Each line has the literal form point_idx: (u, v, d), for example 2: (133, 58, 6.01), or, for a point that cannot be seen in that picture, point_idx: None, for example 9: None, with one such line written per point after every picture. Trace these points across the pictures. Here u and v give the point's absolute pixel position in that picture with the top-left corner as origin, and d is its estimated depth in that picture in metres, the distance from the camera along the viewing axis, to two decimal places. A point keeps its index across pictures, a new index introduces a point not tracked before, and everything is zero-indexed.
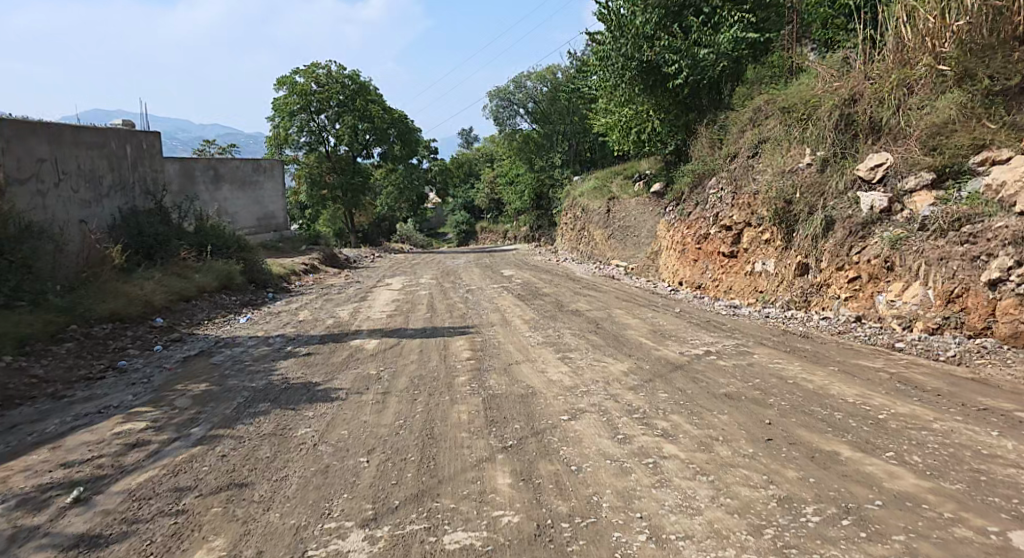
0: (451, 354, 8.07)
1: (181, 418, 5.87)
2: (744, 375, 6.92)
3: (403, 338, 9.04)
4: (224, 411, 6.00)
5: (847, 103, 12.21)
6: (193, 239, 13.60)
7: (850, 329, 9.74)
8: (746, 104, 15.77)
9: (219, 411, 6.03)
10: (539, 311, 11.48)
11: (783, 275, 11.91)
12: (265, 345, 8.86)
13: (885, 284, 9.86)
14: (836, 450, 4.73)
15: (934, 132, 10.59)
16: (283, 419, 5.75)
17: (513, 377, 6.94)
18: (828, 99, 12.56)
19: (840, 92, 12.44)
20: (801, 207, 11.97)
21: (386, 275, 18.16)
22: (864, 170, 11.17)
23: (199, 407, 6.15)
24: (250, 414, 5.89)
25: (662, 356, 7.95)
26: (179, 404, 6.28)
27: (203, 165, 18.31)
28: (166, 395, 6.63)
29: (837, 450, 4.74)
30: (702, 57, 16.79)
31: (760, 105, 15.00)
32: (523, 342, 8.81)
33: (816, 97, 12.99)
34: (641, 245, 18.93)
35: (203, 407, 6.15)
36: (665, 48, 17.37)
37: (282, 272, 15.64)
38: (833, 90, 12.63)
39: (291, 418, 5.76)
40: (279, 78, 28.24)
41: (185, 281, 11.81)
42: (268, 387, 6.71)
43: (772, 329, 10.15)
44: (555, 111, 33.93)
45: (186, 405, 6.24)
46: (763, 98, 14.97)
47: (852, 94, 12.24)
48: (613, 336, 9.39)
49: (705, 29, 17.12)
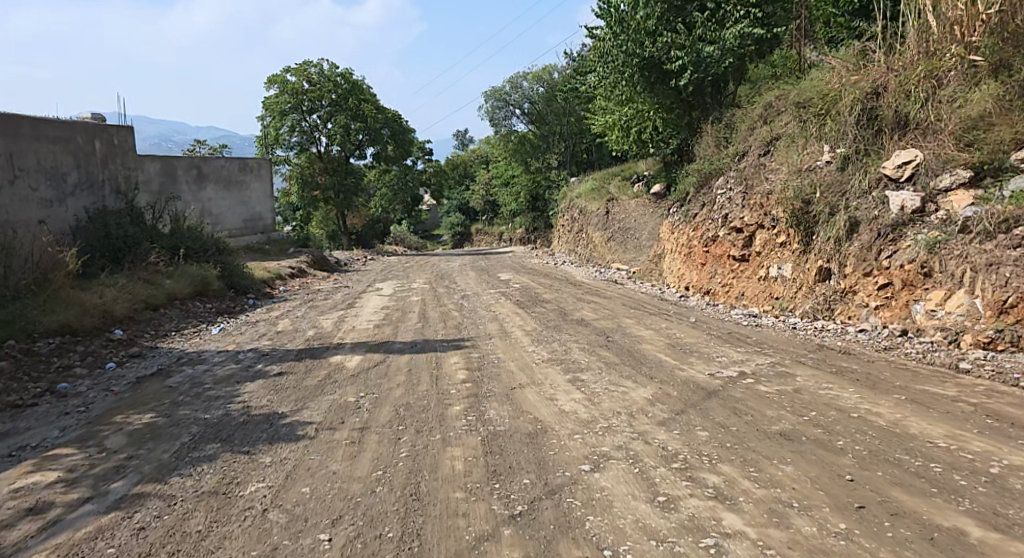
0: (443, 374, 6.92)
1: (104, 467, 4.75)
2: (794, 405, 5.77)
3: (391, 354, 7.89)
4: (162, 456, 4.87)
5: (869, 96, 11.06)
6: (167, 242, 12.29)
7: (892, 341, 8.52)
8: (755, 102, 14.64)
9: (155, 456, 4.88)
10: (540, 320, 10.34)
11: (801, 280, 10.76)
12: (233, 362, 7.66)
13: (921, 291, 8.75)
14: (961, 529, 3.66)
15: (967, 127, 9.56)
16: (232, 469, 4.61)
17: (515, 406, 5.79)
18: (849, 92, 11.42)
19: (860, 85, 11.30)
20: (821, 206, 10.81)
21: (375, 278, 17.02)
22: (891, 168, 10.09)
23: (132, 450, 5.02)
24: (192, 460, 4.77)
25: (690, 379, 6.78)
26: (109, 444, 5.16)
27: (187, 164, 17.11)
28: (98, 432, 5.48)
29: (962, 529, 3.67)
30: (706, 53, 15.61)
31: (770, 101, 13.90)
32: (527, 359, 7.68)
33: (835, 90, 11.85)
34: (642, 248, 17.74)
35: (136, 450, 5.02)
36: (669, 43, 16.08)
37: (264, 276, 14.47)
38: (852, 84, 11.51)
39: (241, 468, 4.61)
40: (269, 76, 27.07)
41: (153, 287, 10.64)
42: (223, 420, 5.54)
43: (801, 344, 8.95)
44: (552, 111, 32.80)
45: (118, 447, 5.11)
46: (775, 94, 13.87)
47: (874, 86, 11.07)
48: (628, 351, 8.24)
49: (711, 25, 15.98)
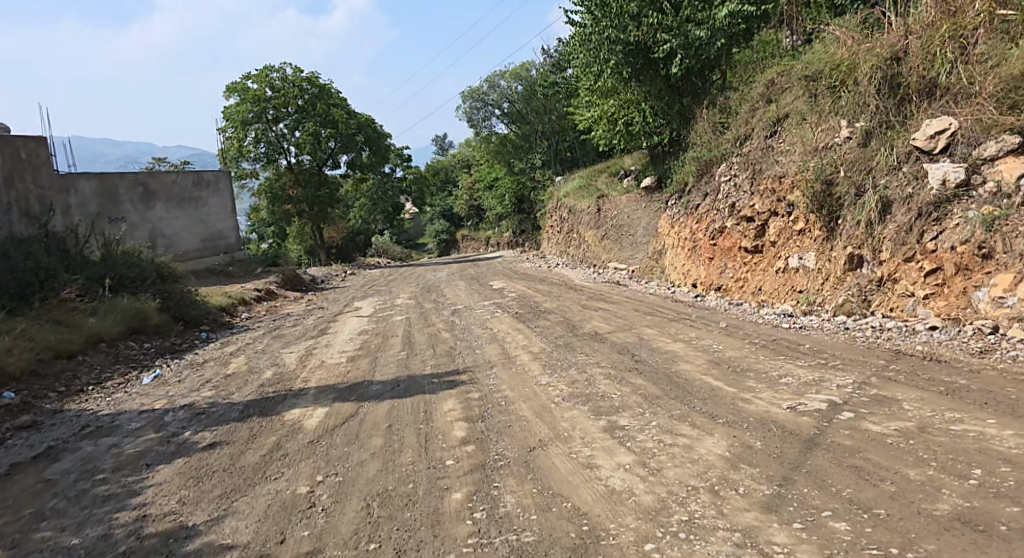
0: (434, 432, 5.11)
1: None
2: (939, 457, 4.14)
3: (363, 402, 6.06)
4: None
5: (889, 62, 9.17)
6: (95, 272, 10.20)
7: (983, 342, 6.62)
8: (755, 82, 12.79)
9: None
10: (548, 338, 8.46)
11: (828, 270, 8.98)
12: (153, 429, 5.76)
13: (981, 276, 7.10)
14: None
15: (1011, 85, 7.71)
16: None
17: (542, 484, 4.06)
18: (863, 61, 9.52)
19: (876, 51, 9.39)
20: (846, 188, 9.06)
21: (355, 296, 15.10)
22: (922, 140, 8.25)
23: None
24: None
25: (769, 418, 5.02)
26: None
27: (130, 182, 15.25)
28: None
29: None
30: (694, 35, 13.86)
31: (772, 79, 12.08)
32: (543, 398, 5.87)
33: (847, 60, 9.88)
34: (639, 244, 15.93)
35: None
36: (654, 26, 14.34)
37: (223, 303, 12.50)
38: (866, 50, 9.56)
39: None
40: (230, 84, 25.19)
41: (68, 330, 8.63)
42: (93, 551, 3.82)
43: (865, 349, 7.06)
44: (532, 110, 30.60)
45: None
46: (777, 71, 12.05)
47: (894, 51, 9.18)
48: (665, 377, 6.47)
49: (698, 4, 13.98)
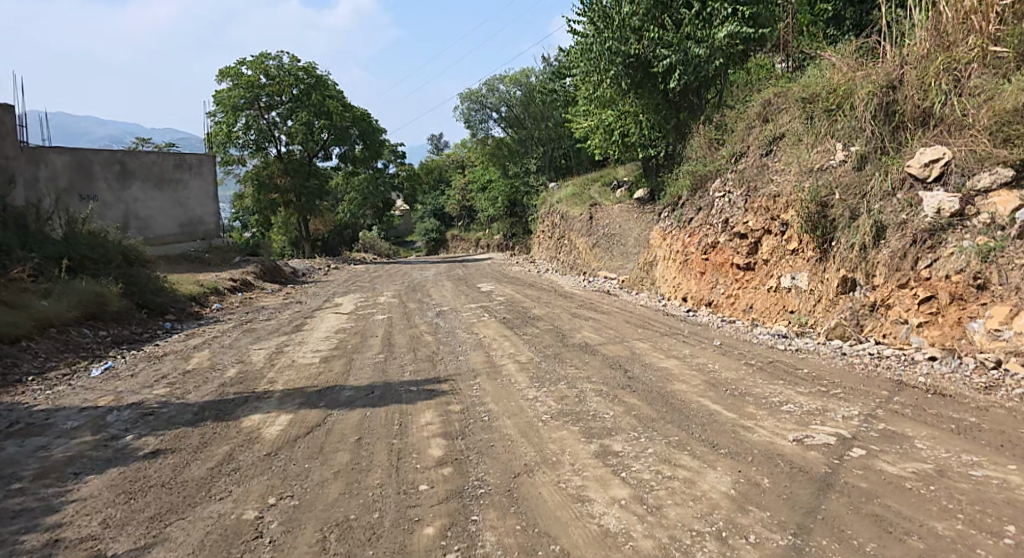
0: (408, 449, 4.64)
1: None
2: (964, 505, 3.79)
3: (332, 411, 5.56)
4: None
5: (884, 90, 8.85)
6: (51, 250, 9.61)
7: (985, 377, 6.15)
8: (751, 99, 12.32)
9: None
10: (537, 348, 7.99)
11: (820, 292, 8.56)
12: (92, 431, 5.23)
13: (976, 307, 6.72)
14: None
15: (1003, 120, 7.42)
16: None
17: (527, 519, 3.79)
18: (860, 87, 9.15)
19: (872, 79, 9.04)
20: (840, 210, 8.58)
21: (336, 292, 14.55)
22: (917, 168, 7.92)
23: None
24: None
25: (775, 451, 4.59)
26: None
27: (106, 159, 14.64)
28: None
29: None
30: (694, 53, 13.36)
31: (769, 99, 11.63)
32: (533, 416, 5.39)
33: (845, 85, 9.51)
34: (631, 254, 15.49)
35: None
36: (655, 40, 13.86)
37: (192, 292, 11.93)
38: (863, 78, 9.23)
39: None
40: (223, 68, 24.58)
41: (16, 313, 8.05)
42: None
43: (865, 378, 6.58)
44: (529, 116, 30.18)
45: None
46: (773, 91, 11.60)
47: (889, 80, 8.87)
48: (661, 396, 6.08)
49: (699, 22, 13.46)
